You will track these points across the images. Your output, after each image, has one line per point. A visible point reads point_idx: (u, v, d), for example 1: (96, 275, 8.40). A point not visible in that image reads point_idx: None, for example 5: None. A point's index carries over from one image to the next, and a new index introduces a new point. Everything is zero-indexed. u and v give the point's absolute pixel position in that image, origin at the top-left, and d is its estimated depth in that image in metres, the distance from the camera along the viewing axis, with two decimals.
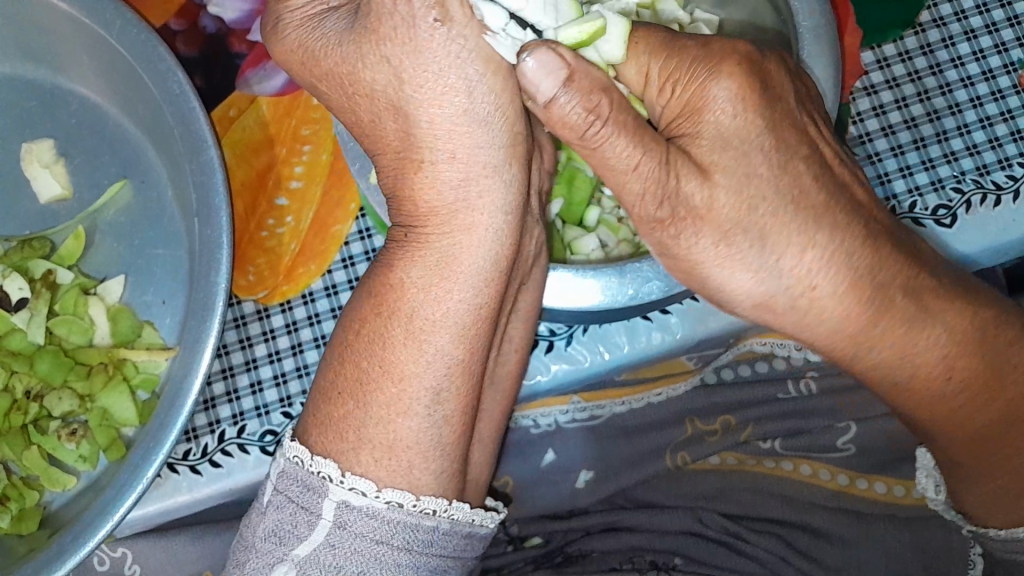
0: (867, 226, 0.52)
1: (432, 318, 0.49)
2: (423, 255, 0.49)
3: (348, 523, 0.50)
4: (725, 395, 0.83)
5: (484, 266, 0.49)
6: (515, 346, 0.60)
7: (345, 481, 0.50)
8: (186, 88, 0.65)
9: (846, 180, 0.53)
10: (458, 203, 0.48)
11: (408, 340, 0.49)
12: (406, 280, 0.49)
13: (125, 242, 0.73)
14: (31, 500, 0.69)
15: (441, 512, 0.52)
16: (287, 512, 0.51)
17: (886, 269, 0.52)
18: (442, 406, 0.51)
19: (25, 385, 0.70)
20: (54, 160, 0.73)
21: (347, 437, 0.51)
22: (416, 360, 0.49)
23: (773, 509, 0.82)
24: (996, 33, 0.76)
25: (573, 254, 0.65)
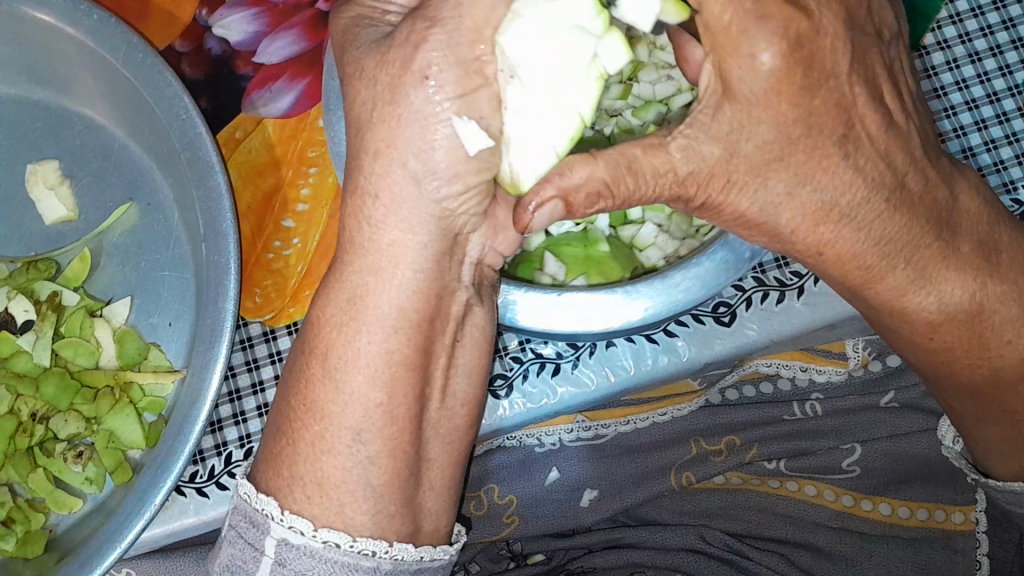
0: (887, 198, 0.50)
1: (354, 357, 0.49)
2: (336, 290, 0.50)
3: (288, 561, 0.50)
4: (730, 415, 0.83)
5: (390, 314, 0.49)
6: (461, 401, 0.55)
7: (285, 519, 0.50)
8: (192, 113, 0.65)
9: (886, 147, 0.50)
10: (372, 243, 0.49)
11: (325, 380, 0.50)
12: (329, 320, 0.50)
13: (131, 264, 0.73)
14: (37, 523, 0.69)
15: (382, 553, 0.50)
16: (237, 548, 0.51)
17: (897, 239, 0.52)
18: (365, 446, 0.50)
19: (31, 407, 0.69)
20: (59, 181, 0.73)
21: (282, 474, 0.51)
22: (339, 399, 0.49)
23: (777, 528, 0.83)
24: (1000, 56, 0.76)
25: (642, 254, 0.66)
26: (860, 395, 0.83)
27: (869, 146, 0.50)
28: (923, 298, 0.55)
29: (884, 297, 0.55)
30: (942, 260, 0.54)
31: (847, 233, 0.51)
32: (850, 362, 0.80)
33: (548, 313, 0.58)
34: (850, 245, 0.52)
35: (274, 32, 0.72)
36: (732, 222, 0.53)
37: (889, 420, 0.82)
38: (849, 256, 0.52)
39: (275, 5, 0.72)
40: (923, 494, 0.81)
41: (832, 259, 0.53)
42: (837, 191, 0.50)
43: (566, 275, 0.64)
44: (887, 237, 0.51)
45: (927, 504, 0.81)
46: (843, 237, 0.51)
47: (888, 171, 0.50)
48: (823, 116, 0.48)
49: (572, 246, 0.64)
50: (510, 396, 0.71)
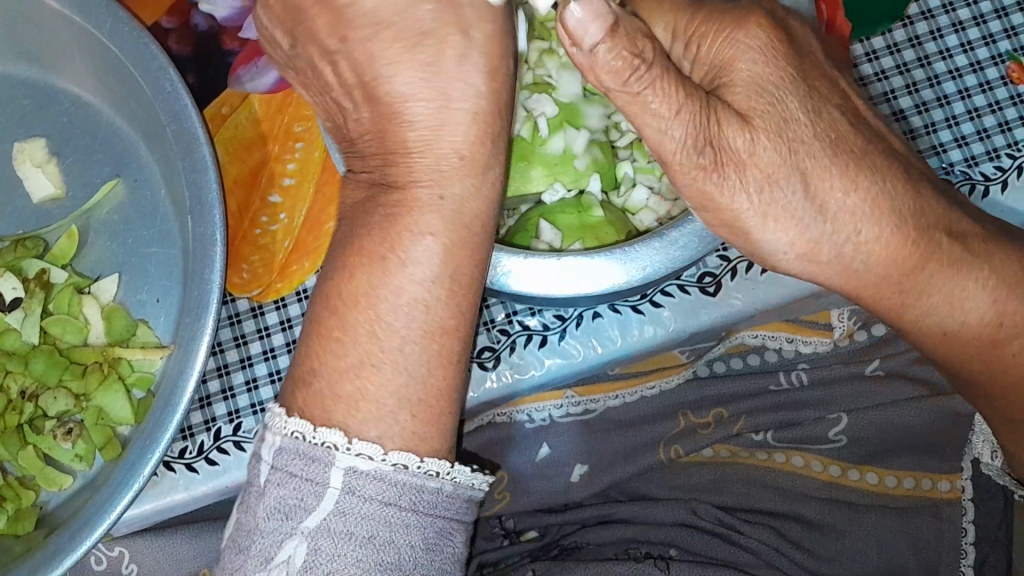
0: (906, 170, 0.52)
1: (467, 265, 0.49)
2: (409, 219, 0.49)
3: (357, 489, 0.46)
4: (717, 388, 0.83)
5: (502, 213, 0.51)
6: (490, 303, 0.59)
7: (352, 447, 0.47)
8: (178, 86, 0.65)
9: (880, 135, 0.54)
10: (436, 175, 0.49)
11: (428, 289, 0.49)
12: (416, 235, 0.49)
13: (118, 242, 0.73)
14: (27, 500, 0.69)
15: (445, 474, 0.48)
16: (290, 488, 0.46)
17: (929, 211, 0.53)
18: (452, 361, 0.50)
19: (20, 384, 0.70)
20: (46, 159, 0.74)
21: (383, 401, 0.48)
22: (453, 307, 0.49)
23: (766, 501, 0.83)
24: (983, 25, 0.76)
25: (635, 217, 0.66)
26: (845, 365, 0.84)
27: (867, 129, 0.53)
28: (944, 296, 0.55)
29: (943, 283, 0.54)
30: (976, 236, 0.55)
31: (875, 214, 0.51)
32: (836, 332, 0.81)
33: (531, 269, 0.58)
34: (879, 229, 0.51)
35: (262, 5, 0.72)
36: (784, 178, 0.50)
37: (875, 390, 0.83)
38: (893, 232, 0.51)
39: None
40: (912, 464, 0.82)
41: (863, 247, 0.52)
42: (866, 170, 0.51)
43: (562, 242, 0.63)
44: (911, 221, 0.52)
45: (915, 473, 0.82)
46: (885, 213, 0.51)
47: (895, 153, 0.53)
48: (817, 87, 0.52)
49: (567, 213, 0.64)
50: (498, 368, 0.72)
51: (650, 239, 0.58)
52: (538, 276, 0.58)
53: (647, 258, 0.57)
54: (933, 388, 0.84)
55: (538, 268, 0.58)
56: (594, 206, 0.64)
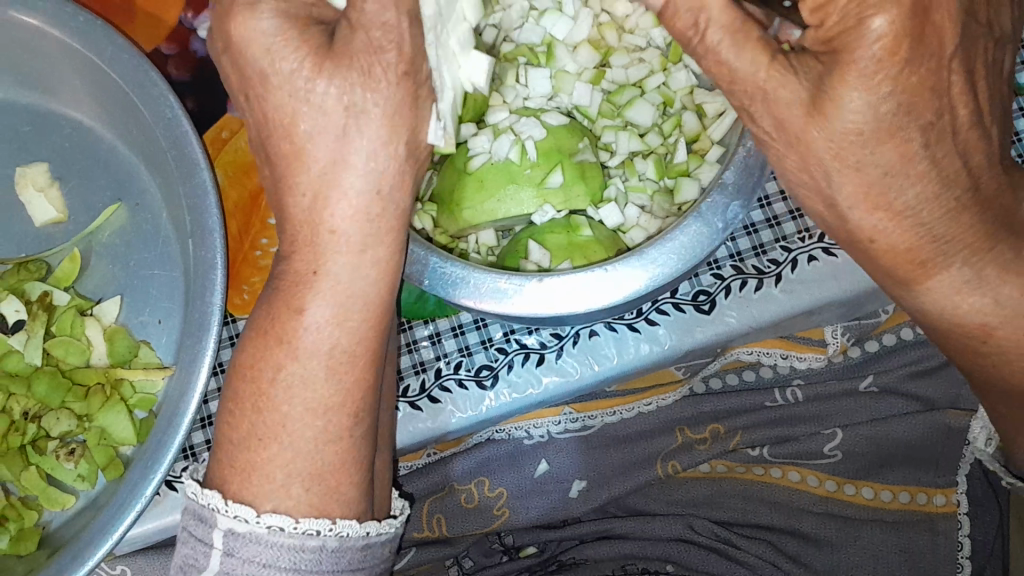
0: (954, 197, 0.52)
1: (348, 349, 0.52)
2: (319, 293, 0.51)
3: (235, 550, 0.51)
4: (714, 404, 0.84)
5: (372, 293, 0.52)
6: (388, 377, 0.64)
7: (229, 509, 0.51)
8: (177, 111, 0.66)
9: (966, 146, 0.52)
10: (357, 242, 0.51)
11: (332, 373, 0.52)
12: (314, 319, 0.51)
13: (119, 264, 0.74)
14: (30, 520, 0.69)
15: (326, 531, 0.52)
16: (191, 545, 0.53)
17: (955, 238, 0.53)
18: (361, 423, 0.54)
19: (23, 406, 0.70)
20: (49, 183, 0.74)
21: (275, 477, 0.52)
22: (336, 388, 0.52)
23: (762, 515, 0.84)
24: None
25: (627, 236, 0.67)
26: (840, 381, 0.85)
27: (951, 141, 0.51)
28: (978, 299, 0.56)
29: (939, 294, 0.56)
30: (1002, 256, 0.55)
31: (908, 226, 0.52)
32: (830, 350, 0.80)
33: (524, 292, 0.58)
34: (904, 238, 0.53)
35: None
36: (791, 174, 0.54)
37: (869, 405, 0.84)
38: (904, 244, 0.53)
39: None
40: (908, 478, 0.83)
41: (884, 249, 0.54)
42: (908, 183, 0.51)
43: (551, 260, 0.64)
44: (940, 240, 0.53)
45: (910, 488, 0.83)
46: (901, 228, 0.52)
47: (963, 172, 0.52)
48: (925, 92, 0.49)
49: (557, 233, 0.64)
50: (496, 387, 0.73)
51: (660, 245, 0.59)
52: (535, 297, 0.58)
53: (642, 271, 0.58)
54: (929, 403, 0.84)
55: (537, 289, 0.58)
56: (583, 226, 0.65)
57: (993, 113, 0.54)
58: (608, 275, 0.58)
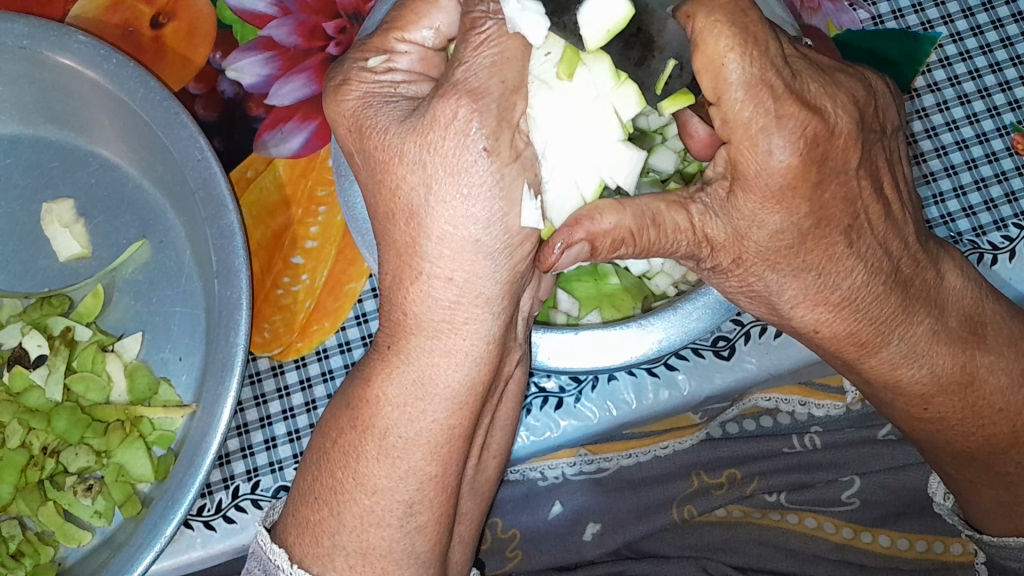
0: (883, 283, 0.53)
1: (417, 436, 0.51)
2: (400, 372, 0.50)
3: None
4: (731, 448, 0.84)
5: (457, 391, 0.50)
6: (495, 454, 0.61)
7: (293, 572, 0.53)
8: (207, 154, 0.67)
9: (885, 237, 0.53)
10: (442, 325, 0.49)
11: (410, 463, 0.51)
12: (384, 401, 0.51)
13: (142, 301, 0.74)
14: (46, 555, 0.69)
15: None
16: None
17: (888, 319, 0.54)
18: (415, 517, 0.53)
19: (42, 441, 0.70)
20: (74, 220, 0.75)
21: (323, 541, 0.53)
22: (395, 475, 0.51)
23: (776, 561, 0.84)
24: (988, 98, 0.78)
25: (652, 282, 0.67)
26: (857, 429, 0.84)
27: (870, 235, 0.53)
28: (916, 371, 0.56)
29: (878, 371, 0.57)
30: (934, 337, 0.56)
31: (845, 314, 0.53)
32: (848, 397, 0.81)
33: (560, 345, 0.60)
34: (846, 326, 0.54)
35: (286, 75, 0.74)
36: (734, 289, 0.55)
37: (889, 453, 0.83)
38: (847, 333, 0.54)
39: (287, 49, 0.74)
40: (923, 527, 0.83)
41: (828, 337, 0.55)
42: (839, 276, 0.52)
43: (580, 309, 0.66)
44: (882, 316, 0.54)
45: (927, 537, 0.83)
46: (841, 319, 0.54)
47: (885, 258, 0.53)
48: (834, 208, 0.50)
49: (584, 281, 0.66)
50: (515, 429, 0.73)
51: (667, 312, 0.60)
52: (560, 351, 0.60)
53: (656, 333, 0.60)
54: None
55: (577, 342, 0.60)
56: (608, 274, 0.66)
57: (902, 202, 0.55)
58: (621, 339, 0.60)
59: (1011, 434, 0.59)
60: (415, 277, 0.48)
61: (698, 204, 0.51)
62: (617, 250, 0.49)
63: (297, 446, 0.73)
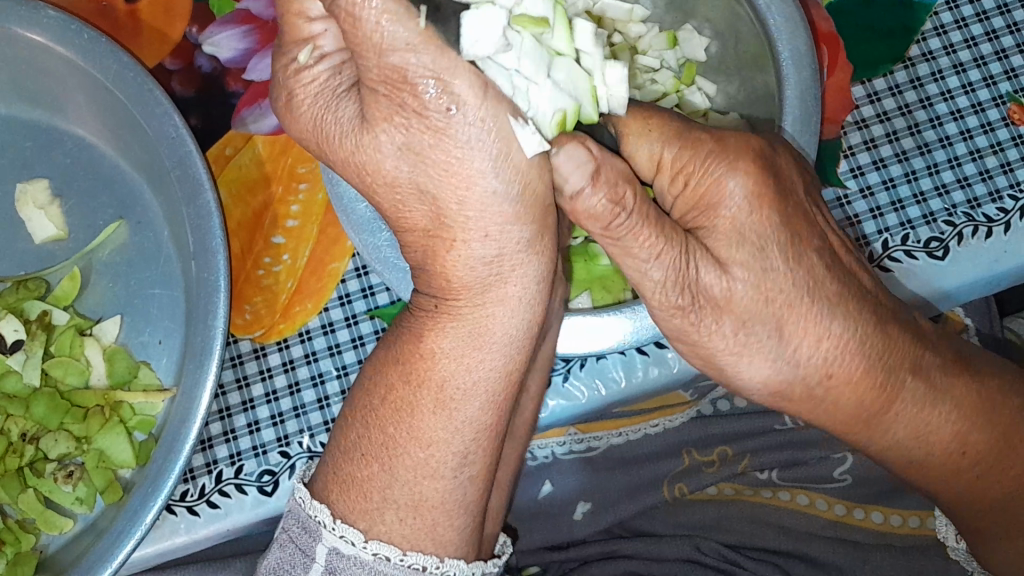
0: (875, 312, 0.52)
1: (473, 387, 0.49)
2: (455, 325, 0.48)
3: (339, 569, 0.52)
4: (722, 426, 0.84)
5: (519, 335, 0.49)
6: (531, 396, 0.62)
7: (337, 528, 0.52)
8: (181, 131, 0.65)
9: (852, 268, 0.54)
10: (491, 278, 0.47)
11: (467, 420, 0.50)
12: (427, 352, 0.49)
13: (121, 282, 0.73)
14: (28, 544, 0.68)
15: (432, 568, 0.52)
16: (287, 551, 0.54)
17: (896, 353, 0.53)
18: (468, 468, 0.51)
19: (20, 427, 0.69)
20: (49, 201, 0.73)
21: (371, 496, 0.51)
22: (451, 427, 0.50)
23: (770, 539, 0.82)
24: (984, 66, 0.76)
25: None
26: None
27: (840, 264, 0.53)
28: (942, 410, 0.55)
29: (905, 420, 0.55)
30: (943, 371, 0.55)
31: (853, 347, 0.51)
32: None
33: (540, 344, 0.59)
34: (855, 362, 0.52)
35: (265, 49, 0.72)
36: (723, 345, 0.52)
37: None
38: (862, 373, 0.52)
39: (265, 22, 0.72)
40: (917, 504, 0.82)
41: (842, 381, 0.52)
42: (832, 300, 0.51)
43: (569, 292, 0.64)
44: (893, 352, 0.53)
45: (921, 512, 0.81)
46: (849, 356, 0.52)
47: (864, 288, 0.53)
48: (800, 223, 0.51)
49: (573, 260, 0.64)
50: None
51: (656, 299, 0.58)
52: (572, 341, 0.58)
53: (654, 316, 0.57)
54: None
55: (571, 331, 0.58)
56: (598, 255, 0.64)
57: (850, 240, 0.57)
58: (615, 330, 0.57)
59: None
60: (450, 241, 0.46)
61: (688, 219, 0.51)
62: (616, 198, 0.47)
63: (280, 430, 0.71)
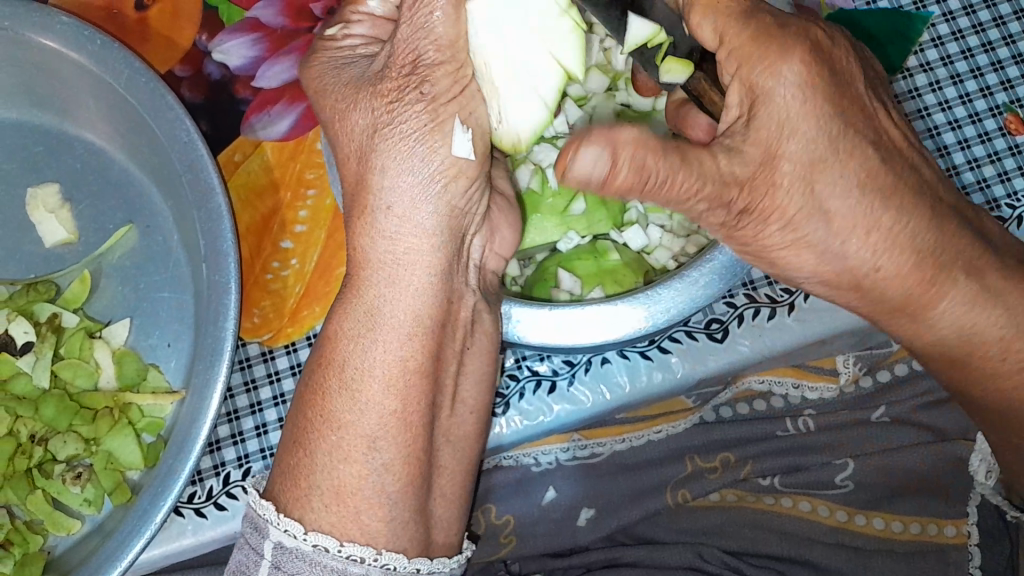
0: (932, 209, 0.54)
1: (371, 367, 0.50)
2: (352, 307, 0.51)
3: (284, 565, 0.49)
4: (724, 432, 0.84)
5: (405, 321, 0.50)
6: (470, 407, 0.58)
7: (281, 523, 0.49)
8: (194, 136, 0.66)
9: (914, 164, 0.54)
10: (386, 256, 0.50)
11: (378, 402, 0.50)
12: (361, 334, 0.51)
13: (130, 286, 0.74)
14: (35, 545, 0.68)
15: (370, 560, 0.50)
16: (241, 553, 0.51)
17: (949, 247, 0.54)
18: (381, 454, 0.50)
19: (30, 428, 0.69)
20: (59, 205, 0.74)
21: (302, 484, 0.50)
22: (355, 408, 0.50)
23: (773, 544, 0.83)
24: (981, 78, 0.78)
25: (652, 257, 0.68)
26: (851, 411, 0.84)
27: (901, 161, 0.54)
28: (993, 312, 0.57)
29: (949, 317, 0.57)
30: (997, 273, 0.56)
31: (902, 244, 0.53)
32: (841, 378, 0.81)
33: (545, 323, 0.59)
34: (902, 259, 0.53)
35: (274, 56, 0.74)
36: (778, 245, 0.54)
37: (880, 437, 0.83)
38: (910, 267, 0.54)
39: (274, 30, 0.74)
40: (919, 509, 0.83)
41: (890, 274, 0.54)
42: (885, 199, 0.52)
43: (582, 288, 0.65)
44: (945, 250, 0.54)
45: (922, 519, 0.83)
46: (896, 249, 0.53)
47: (923, 187, 0.54)
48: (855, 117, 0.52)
49: (583, 260, 0.66)
50: (507, 414, 0.72)
51: (672, 281, 0.59)
52: (586, 328, 0.59)
53: (665, 303, 0.59)
54: (939, 434, 0.84)
55: (578, 317, 0.59)
56: (607, 251, 0.66)
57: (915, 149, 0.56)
58: (633, 309, 0.59)
59: None
60: (365, 210, 0.50)
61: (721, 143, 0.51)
62: (643, 165, 0.47)
63: None
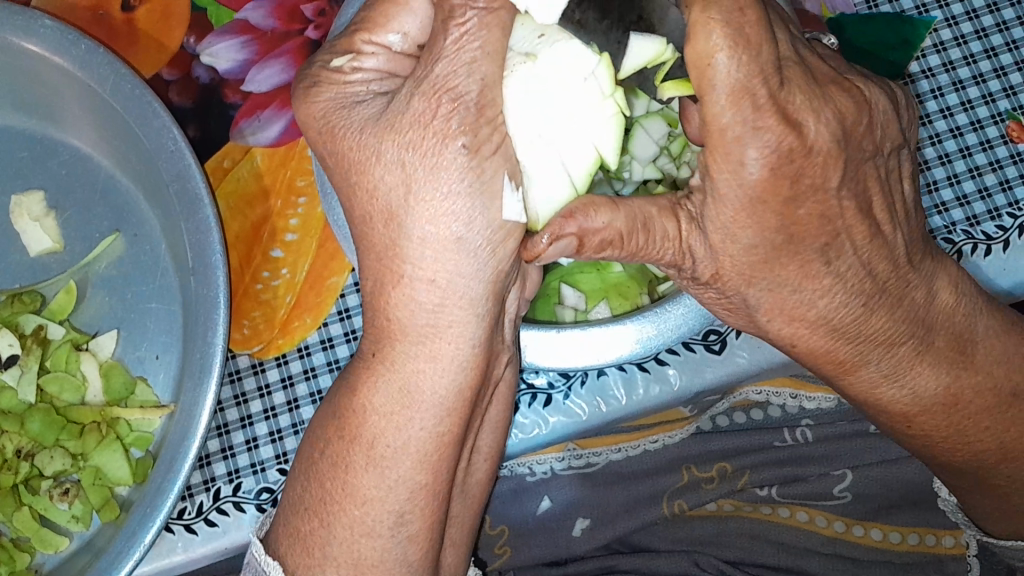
0: (864, 303, 0.52)
1: (405, 444, 0.50)
2: (385, 379, 0.49)
3: None
4: (722, 441, 0.83)
5: (443, 398, 0.49)
6: (485, 454, 0.59)
7: None
8: (181, 145, 0.64)
9: (867, 258, 0.51)
10: (429, 328, 0.48)
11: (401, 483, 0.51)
12: (395, 416, 0.49)
13: (117, 296, 0.72)
14: (22, 563, 0.67)
15: None
16: None
17: (871, 336, 0.53)
18: (406, 527, 0.52)
19: (15, 443, 0.67)
20: (44, 213, 0.72)
21: (315, 553, 0.52)
22: (384, 484, 0.51)
23: (768, 555, 0.82)
24: (983, 84, 0.76)
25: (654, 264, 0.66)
26: (851, 421, 0.84)
27: (851, 254, 0.50)
28: (897, 391, 0.56)
29: (858, 388, 0.56)
30: (915, 355, 0.54)
31: (820, 332, 0.52)
32: None
33: (544, 343, 0.58)
34: (822, 342, 0.53)
35: (264, 60, 0.72)
36: (711, 300, 0.54)
37: (878, 446, 0.83)
38: (818, 351, 0.53)
39: (264, 33, 0.72)
40: (916, 520, 0.82)
41: (805, 351, 0.54)
42: (816, 294, 0.50)
43: (587, 303, 0.64)
44: (856, 334, 0.53)
45: (920, 529, 0.82)
46: (815, 334, 0.52)
47: (866, 278, 0.51)
48: (808, 225, 0.48)
49: (586, 273, 0.65)
50: None
51: (678, 297, 0.58)
52: (568, 351, 0.58)
53: (674, 321, 0.58)
54: None
55: (560, 340, 0.58)
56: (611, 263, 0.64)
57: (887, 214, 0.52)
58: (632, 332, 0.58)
59: (1000, 450, 0.59)
60: (398, 280, 0.47)
61: (686, 208, 0.49)
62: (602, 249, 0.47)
63: (279, 447, 0.71)
